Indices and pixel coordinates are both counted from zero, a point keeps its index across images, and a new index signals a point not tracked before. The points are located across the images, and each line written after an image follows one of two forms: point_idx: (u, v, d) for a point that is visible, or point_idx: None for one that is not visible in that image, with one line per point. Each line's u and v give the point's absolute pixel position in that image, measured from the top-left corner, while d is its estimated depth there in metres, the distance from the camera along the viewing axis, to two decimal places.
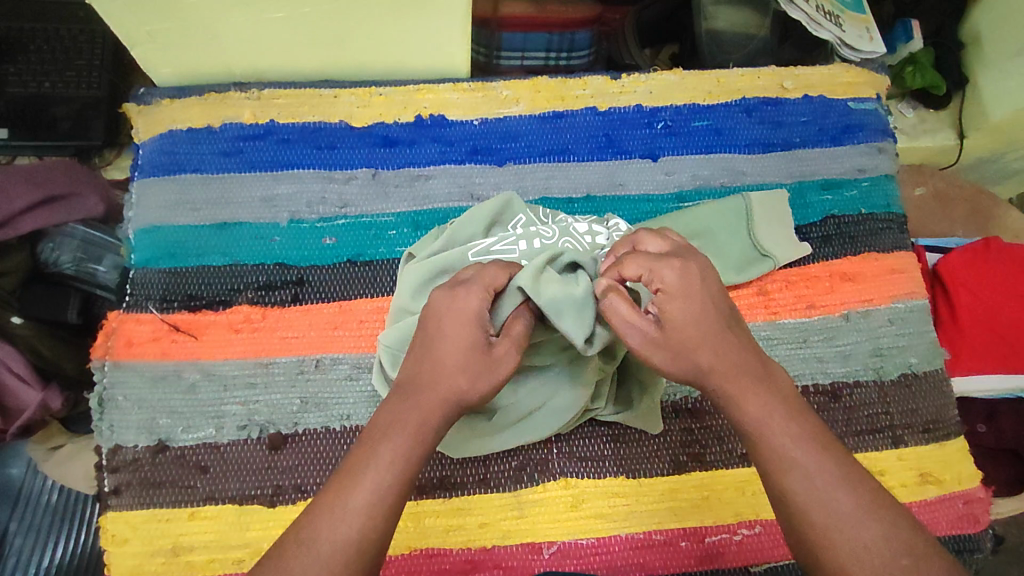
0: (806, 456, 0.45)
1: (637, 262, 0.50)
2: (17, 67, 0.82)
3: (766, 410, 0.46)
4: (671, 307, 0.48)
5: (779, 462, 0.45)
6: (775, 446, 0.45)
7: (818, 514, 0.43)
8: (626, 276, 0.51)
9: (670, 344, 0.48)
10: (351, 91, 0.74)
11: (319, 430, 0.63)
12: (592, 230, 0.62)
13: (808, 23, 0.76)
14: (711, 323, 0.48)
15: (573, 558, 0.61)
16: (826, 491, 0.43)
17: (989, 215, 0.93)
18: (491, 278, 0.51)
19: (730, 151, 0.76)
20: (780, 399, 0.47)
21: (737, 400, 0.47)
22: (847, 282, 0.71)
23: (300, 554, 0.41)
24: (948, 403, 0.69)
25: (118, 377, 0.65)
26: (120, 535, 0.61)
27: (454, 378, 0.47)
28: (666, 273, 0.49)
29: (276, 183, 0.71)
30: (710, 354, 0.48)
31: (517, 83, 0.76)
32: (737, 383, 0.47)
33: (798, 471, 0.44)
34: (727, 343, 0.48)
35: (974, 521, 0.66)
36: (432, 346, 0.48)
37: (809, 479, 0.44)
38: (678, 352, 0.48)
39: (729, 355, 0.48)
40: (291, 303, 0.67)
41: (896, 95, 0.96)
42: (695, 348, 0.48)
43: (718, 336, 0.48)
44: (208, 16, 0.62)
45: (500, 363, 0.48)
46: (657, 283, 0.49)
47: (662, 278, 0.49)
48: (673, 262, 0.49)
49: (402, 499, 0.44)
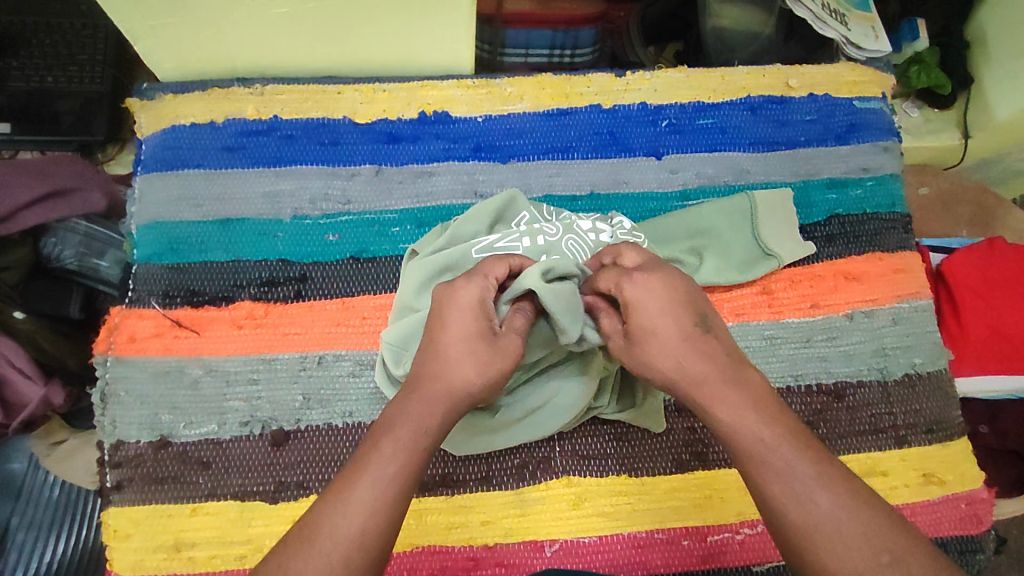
0: (798, 458, 0.44)
1: (605, 278, 0.53)
2: (20, 61, 0.82)
3: (737, 418, 0.46)
4: (635, 318, 0.50)
5: (757, 469, 0.45)
6: (749, 453, 0.45)
7: (809, 514, 0.42)
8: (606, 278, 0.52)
9: (637, 355, 0.50)
10: (355, 87, 0.74)
11: (321, 427, 0.63)
12: (596, 227, 0.62)
13: (813, 22, 0.77)
14: (676, 332, 0.49)
15: (575, 556, 0.61)
16: (825, 493, 0.43)
17: (993, 215, 0.92)
18: (490, 271, 0.52)
19: (734, 149, 0.75)
20: (753, 405, 0.47)
21: (709, 410, 0.47)
22: (852, 281, 0.71)
23: (301, 549, 0.40)
24: (952, 403, 0.69)
25: (121, 372, 0.65)
26: (122, 530, 0.61)
27: (462, 373, 0.48)
28: (627, 286, 0.51)
29: (279, 179, 0.70)
30: (676, 364, 0.48)
31: (521, 79, 0.76)
32: (706, 392, 0.47)
33: (784, 472, 0.44)
34: (694, 352, 0.49)
35: (978, 522, 0.66)
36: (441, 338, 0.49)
37: (802, 482, 0.43)
38: (648, 362, 0.50)
39: (698, 365, 0.48)
40: (293, 299, 0.67)
41: (901, 95, 0.96)
42: (660, 359, 0.49)
43: (682, 345, 0.49)
44: (212, 11, 0.62)
45: (507, 352, 0.50)
46: (621, 297, 0.51)
47: (624, 292, 0.51)
48: (634, 276, 0.51)
49: (407, 496, 0.44)
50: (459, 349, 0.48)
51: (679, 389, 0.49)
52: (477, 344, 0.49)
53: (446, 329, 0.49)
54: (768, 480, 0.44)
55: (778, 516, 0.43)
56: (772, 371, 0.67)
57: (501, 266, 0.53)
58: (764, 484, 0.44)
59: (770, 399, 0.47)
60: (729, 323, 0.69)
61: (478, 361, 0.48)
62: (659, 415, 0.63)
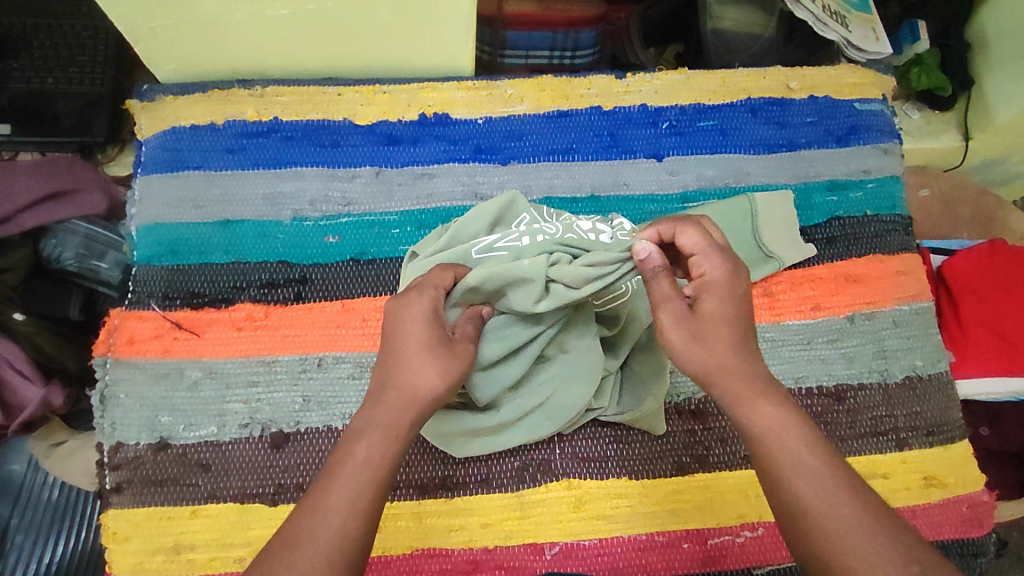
0: (821, 465, 0.44)
1: (694, 239, 0.51)
2: (20, 63, 0.82)
3: (777, 419, 0.46)
4: (709, 298, 0.49)
5: (792, 470, 0.44)
6: (787, 454, 0.45)
7: (827, 520, 0.43)
8: (684, 244, 0.51)
9: (694, 331, 0.48)
10: (356, 89, 0.74)
11: (320, 430, 0.63)
12: (596, 228, 0.60)
13: (815, 24, 0.75)
14: (735, 327, 0.48)
15: (575, 559, 0.61)
16: (837, 496, 0.43)
17: (994, 217, 0.92)
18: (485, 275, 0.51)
19: (735, 151, 0.75)
20: (793, 410, 0.47)
21: (748, 406, 0.47)
22: (852, 283, 0.71)
23: (287, 553, 0.40)
24: (952, 405, 0.69)
25: (121, 374, 0.65)
26: (121, 533, 0.61)
27: (426, 376, 0.47)
28: (714, 264, 0.50)
29: (279, 180, 0.70)
30: (730, 356, 0.48)
31: (522, 81, 0.76)
32: (749, 390, 0.47)
33: (817, 476, 0.44)
34: (744, 350, 0.48)
35: (979, 524, 0.66)
36: (392, 348, 0.49)
37: (827, 485, 0.44)
38: (707, 345, 0.48)
39: (751, 361, 0.48)
40: (293, 301, 0.67)
41: (902, 97, 0.96)
42: (720, 345, 0.48)
43: (739, 340, 0.48)
44: (213, 13, 0.62)
45: (462, 358, 0.49)
46: (702, 272, 0.50)
47: (708, 268, 0.50)
48: (726, 259, 0.50)
49: (380, 496, 0.44)
50: (439, 352, 0.48)
51: (719, 380, 0.47)
52: (433, 352, 0.48)
53: (409, 336, 0.48)
54: (788, 485, 0.44)
55: (796, 522, 0.44)
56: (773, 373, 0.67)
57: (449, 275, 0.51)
58: (795, 485, 0.44)
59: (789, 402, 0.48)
60: None
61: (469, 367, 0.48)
62: (659, 417, 0.63)
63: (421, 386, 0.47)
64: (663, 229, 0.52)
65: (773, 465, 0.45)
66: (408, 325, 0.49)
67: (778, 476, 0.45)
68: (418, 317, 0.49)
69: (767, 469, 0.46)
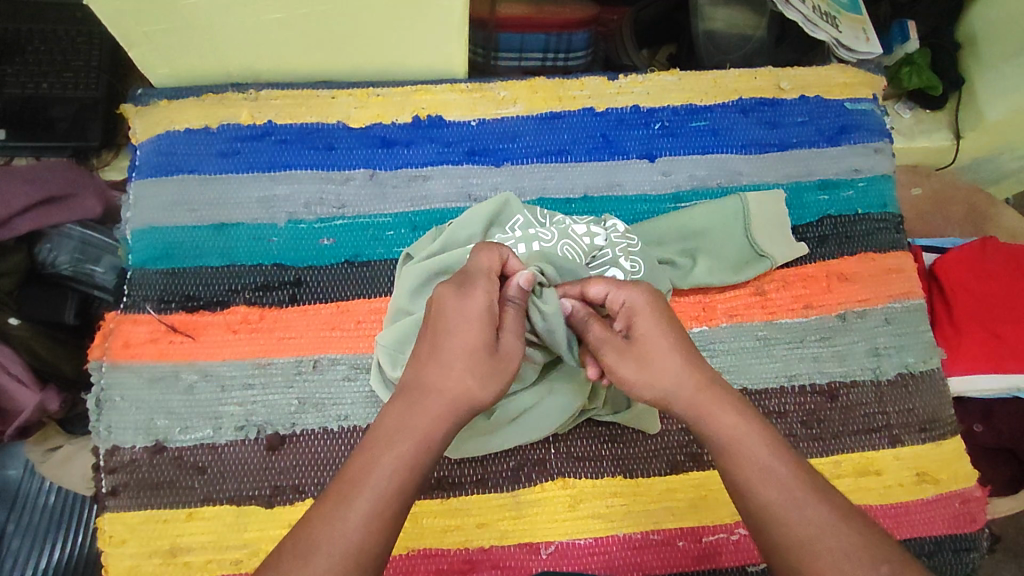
0: (786, 473, 0.45)
1: (601, 285, 0.53)
2: (14, 68, 0.82)
3: (743, 430, 0.47)
4: (638, 325, 0.51)
5: (760, 476, 0.45)
6: (751, 458, 0.46)
7: (795, 527, 0.43)
8: (592, 295, 0.54)
9: (637, 359, 0.50)
10: (350, 92, 0.74)
11: (317, 431, 0.63)
12: (590, 231, 0.63)
13: (804, 24, 0.75)
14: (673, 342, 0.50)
15: (570, 558, 0.61)
16: (803, 500, 0.44)
17: (985, 215, 0.93)
18: (487, 264, 0.52)
19: (726, 151, 0.76)
20: (756, 418, 0.48)
21: (713, 415, 0.48)
22: (844, 282, 0.71)
23: (300, 559, 0.40)
24: (944, 402, 0.70)
25: (116, 378, 0.65)
26: (118, 536, 0.61)
27: (467, 382, 0.47)
28: (627, 295, 0.52)
29: (274, 184, 0.71)
30: (681, 368, 0.49)
31: (515, 83, 0.77)
32: (709, 401, 0.48)
33: (784, 483, 0.45)
34: (693, 360, 0.50)
35: (971, 520, 0.66)
36: (440, 349, 0.48)
37: (795, 490, 0.44)
38: (649, 374, 0.50)
39: (697, 373, 0.49)
40: (289, 303, 0.67)
41: (893, 97, 0.96)
42: (662, 367, 0.49)
43: (684, 355, 0.50)
44: (206, 17, 0.62)
45: (507, 361, 0.49)
46: (621, 305, 0.52)
47: (624, 300, 0.52)
48: (637, 287, 0.52)
49: (406, 502, 0.44)
50: (483, 358, 0.48)
51: (679, 398, 0.49)
52: (480, 357, 0.48)
53: (441, 339, 0.48)
54: (753, 489, 0.45)
55: (767, 528, 0.44)
56: (766, 372, 0.68)
57: (495, 259, 0.53)
58: (761, 492, 0.45)
59: (751, 410, 0.49)
60: (722, 323, 0.69)
61: (482, 371, 0.48)
62: (653, 415, 0.63)
63: (463, 393, 0.47)
64: (571, 291, 0.56)
65: (736, 469, 0.46)
66: (462, 325, 0.48)
67: (743, 484, 0.46)
68: (471, 317, 0.49)
69: (734, 480, 0.46)
